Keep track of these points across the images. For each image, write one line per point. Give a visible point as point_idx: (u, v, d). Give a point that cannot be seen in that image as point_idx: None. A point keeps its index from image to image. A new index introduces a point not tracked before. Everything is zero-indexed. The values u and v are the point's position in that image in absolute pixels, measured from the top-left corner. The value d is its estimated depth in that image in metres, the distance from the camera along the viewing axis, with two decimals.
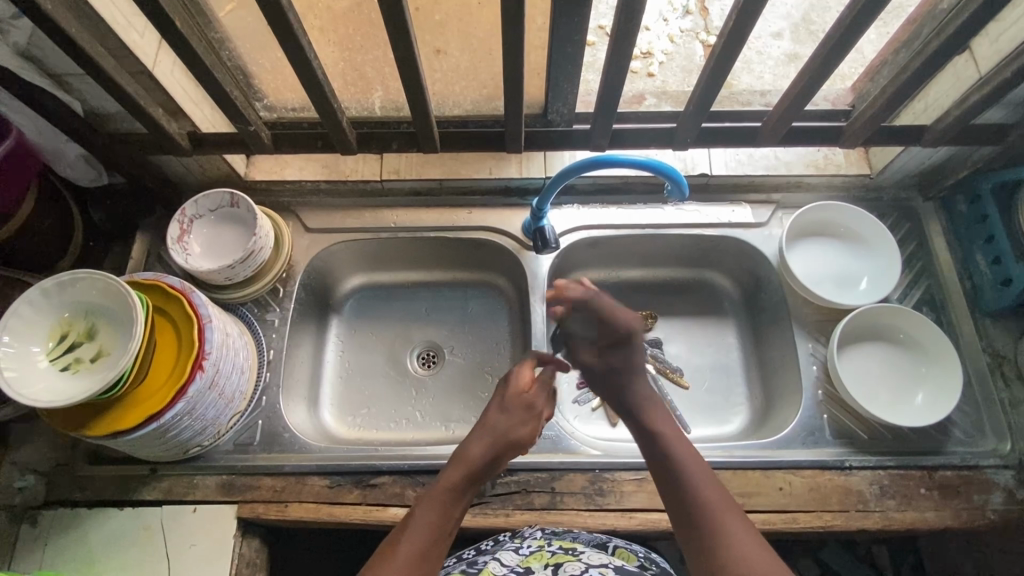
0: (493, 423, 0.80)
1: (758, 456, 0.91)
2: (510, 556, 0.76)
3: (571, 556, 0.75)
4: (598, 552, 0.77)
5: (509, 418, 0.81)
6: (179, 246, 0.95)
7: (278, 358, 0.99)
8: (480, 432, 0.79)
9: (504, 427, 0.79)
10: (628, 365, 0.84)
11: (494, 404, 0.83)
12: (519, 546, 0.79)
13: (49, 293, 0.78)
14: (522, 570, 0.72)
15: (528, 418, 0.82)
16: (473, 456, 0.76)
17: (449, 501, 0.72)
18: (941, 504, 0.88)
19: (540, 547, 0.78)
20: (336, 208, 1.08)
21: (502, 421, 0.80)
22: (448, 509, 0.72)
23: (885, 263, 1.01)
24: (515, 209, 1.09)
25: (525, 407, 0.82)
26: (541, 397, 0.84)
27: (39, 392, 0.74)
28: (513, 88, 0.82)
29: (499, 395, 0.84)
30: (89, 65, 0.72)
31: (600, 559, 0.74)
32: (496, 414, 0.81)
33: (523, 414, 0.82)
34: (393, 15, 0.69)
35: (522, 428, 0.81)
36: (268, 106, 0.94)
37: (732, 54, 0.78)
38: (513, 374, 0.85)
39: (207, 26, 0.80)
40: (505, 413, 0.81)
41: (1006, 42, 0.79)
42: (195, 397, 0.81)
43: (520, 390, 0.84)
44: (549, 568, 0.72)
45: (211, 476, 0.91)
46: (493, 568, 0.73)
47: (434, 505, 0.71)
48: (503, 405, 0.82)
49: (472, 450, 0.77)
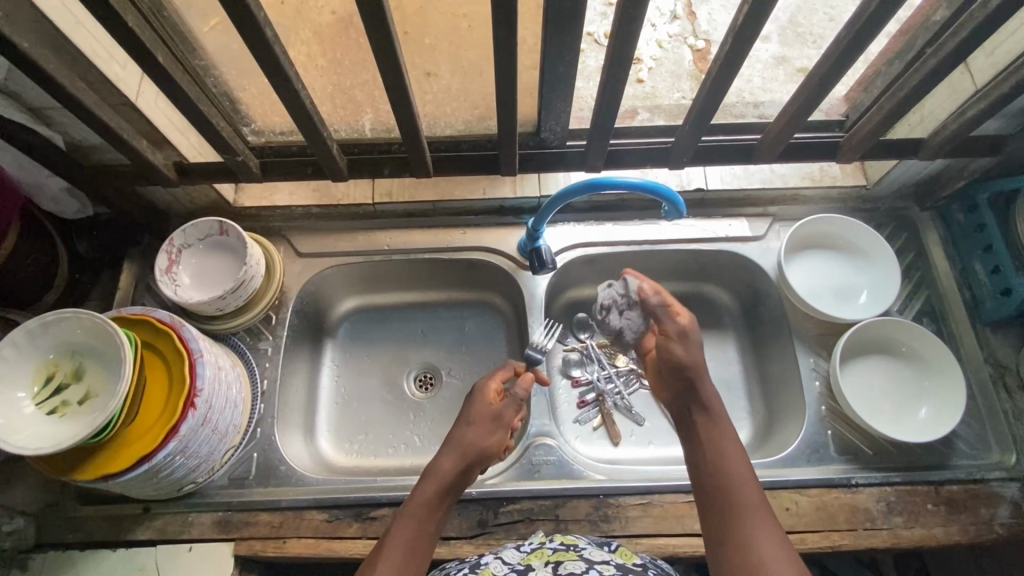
0: (459, 437, 0.79)
1: (762, 475, 0.90)
2: (512, 555, 0.73)
3: (572, 552, 0.71)
4: (599, 550, 0.72)
5: (475, 430, 0.80)
6: (167, 278, 0.93)
7: (272, 388, 0.97)
8: (451, 445, 0.79)
9: (471, 439, 0.79)
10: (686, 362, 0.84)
11: (461, 420, 0.83)
12: (521, 546, 0.76)
13: (33, 333, 0.76)
14: (522, 569, 0.68)
15: (495, 428, 0.82)
16: (443, 470, 0.75)
17: (425, 517, 0.71)
18: (949, 520, 0.87)
19: (540, 545, 0.74)
20: (329, 231, 1.06)
21: (472, 435, 0.80)
22: (424, 524, 0.70)
23: (884, 275, 1.01)
24: (510, 227, 1.07)
25: (489, 419, 0.82)
26: (509, 406, 0.84)
27: (25, 439, 0.72)
28: (506, 110, 0.80)
29: (465, 412, 0.83)
30: (70, 101, 0.70)
31: (601, 556, 0.69)
32: (460, 426, 0.81)
33: (488, 424, 0.81)
34: (383, 43, 0.67)
35: (492, 439, 0.80)
36: (256, 131, 0.92)
37: (729, 76, 0.77)
38: (478, 389, 0.86)
39: (191, 55, 0.78)
40: (470, 426, 0.81)
41: (1002, 56, 0.79)
42: (187, 435, 0.78)
43: (486, 403, 0.84)
44: (550, 566, 0.67)
45: (206, 513, 0.89)
46: (493, 567, 0.69)
47: (413, 518, 0.70)
48: (470, 418, 0.82)
49: (441, 466, 0.76)
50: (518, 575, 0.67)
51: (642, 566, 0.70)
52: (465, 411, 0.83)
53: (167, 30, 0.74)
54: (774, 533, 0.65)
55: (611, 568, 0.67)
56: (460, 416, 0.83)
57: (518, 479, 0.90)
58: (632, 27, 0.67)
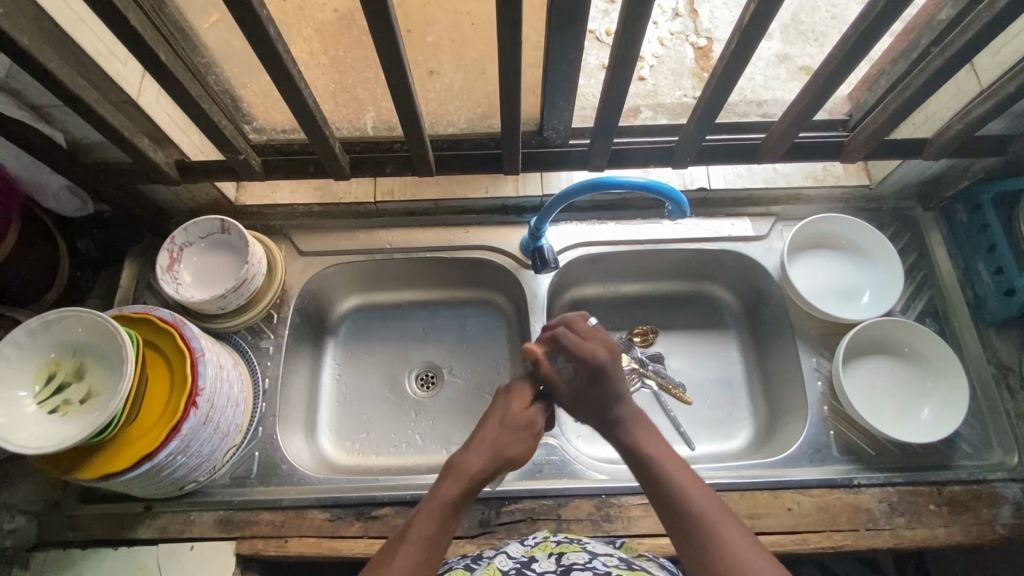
0: (490, 438, 0.77)
1: (764, 475, 0.90)
2: (517, 548, 0.72)
3: (576, 545, 0.71)
4: (602, 544, 0.72)
5: (508, 434, 0.78)
6: (170, 276, 0.93)
7: (274, 387, 0.97)
8: (480, 444, 0.76)
9: (501, 442, 0.77)
10: (603, 397, 0.81)
11: (493, 418, 0.80)
12: (524, 540, 0.75)
13: (35, 332, 0.76)
14: (526, 561, 0.68)
15: (528, 436, 0.79)
16: (472, 469, 0.73)
17: (447, 517, 0.69)
18: (951, 520, 0.87)
19: (545, 539, 0.74)
20: (331, 230, 1.06)
21: (503, 437, 0.77)
22: (445, 525, 0.69)
23: (886, 275, 1.00)
24: (512, 227, 1.07)
25: (525, 424, 0.79)
26: (541, 413, 0.82)
27: (27, 438, 0.71)
28: (510, 109, 0.80)
29: (498, 412, 0.81)
30: (71, 99, 0.70)
31: (604, 548, 0.69)
32: (491, 426, 0.79)
33: (521, 429, 0.79)
34: (387, 43, 0.67)
35: (521, 446, 0.78)
36: (258, 129, 0.92)
37: (733, 76, 0.76)
38: (514, 391, 0.83)
39: (193, 52, 0.78)
40: (502, 427, 0.78)
41: (1008, 56, 0.79)
42: (189, 434, 0.78)
43: (524, 407, 0.81)
44: (554, 557, 0.68)
45: (208, 512, 0.89)
46: (498, 561, 0.69)
47: (433, 518, 0.68)
48: (504, 420, 0.79)
49: (470, 465, 0.74)
50: (521, 566, 0.67)
51: (645, 561, 0.70)
52: (497, 411, 0.81)
53: (169, 28, 0.74)
54: (748, 540, 0.63)
55: (615, 559, 0.67)
56: (491, 414, 0.81)
57: (519, 478, 0.90)
58: (637, 27, 0.67)
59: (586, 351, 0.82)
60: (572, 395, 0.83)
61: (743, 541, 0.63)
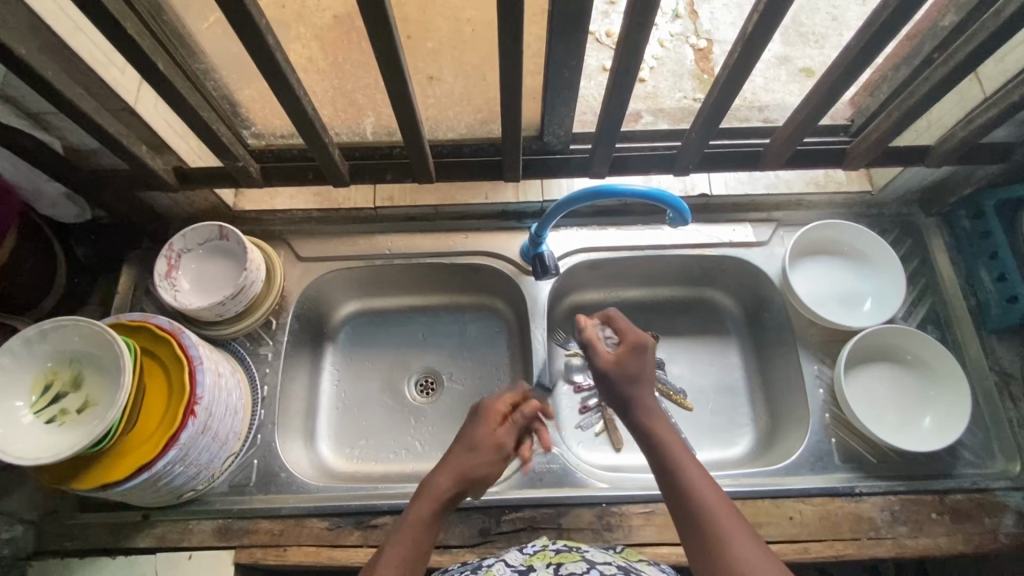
0: (459, 455, 0.76)
1: (765, 485, 0.89)
2: (516, 556, 0.72)
3: (576, 554, 0.70)
4: (601, 552, 0.72)
5: (476, 451, 0.77)
6: (167, 283, 0.93)
7: (273, 394, 0.96)
8: (448, 464, 0.75)
9: (471, 463, 0.75)
10: (635, 376, 0.80)
11: (464, 435, 0.79)
12: (523, 548, 0.75)
13: (30, 341, 0.75)
14: (524, 570, 0.68)
15: (497, 457, 0.78)
16: (440, 489, 0.73)
17: (421, 536, 0.68)
18: (954, 529, 0.87)
19: (544, 547, 0.74)
20: (330, 235, 1.05)
21: (471, 456, 0.76)
22: (421, 543, 0.68)
23: (888, 282, 1.00)
24: (513, 232, 1.06)
25: (494, 445, 0.78)
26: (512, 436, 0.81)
27: (23, 449, 0.71)
28: (512, 116, 0.79)
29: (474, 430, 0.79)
30: (68, 107, 0.69)
31: (603, 557, 0.69)
32: (464, 448, 0.77)
33: (495, 449, 0.78)
34: (388, 52, 0.66)
35: (487, 463, 0.77)
36: (256, 134, 0.91)
37: (736, 85, 0.76)
38: (486, 406, 0.82)
39: (191, 60, 0.77)
40: (472, 445, 0.77)
41: (1013, 63, 0.78)
42: (187, 443, 0.77)
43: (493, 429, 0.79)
44: (552, 567, 0.67)
45: (207, 520, 0.88)
46: (496, 569, 0.68)
47: (408, 537, 0.68)
48: (474, 441, 0.78)
49: (439, 484, 0.73)
50: None
51: (645, 568, 0.70)
52: (471, 432, 0.79)
53: (167, 36, 0.73)
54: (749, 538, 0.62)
55: (614, 569, 0.66)
56: (458, 433, 0.80)
57: (520, 486, 0.90)
58: (640, 34, 0.66)
59: (625, 329, 0.83)
60: (609, 368, 0.81)
61: (747, 541, 0.61)
